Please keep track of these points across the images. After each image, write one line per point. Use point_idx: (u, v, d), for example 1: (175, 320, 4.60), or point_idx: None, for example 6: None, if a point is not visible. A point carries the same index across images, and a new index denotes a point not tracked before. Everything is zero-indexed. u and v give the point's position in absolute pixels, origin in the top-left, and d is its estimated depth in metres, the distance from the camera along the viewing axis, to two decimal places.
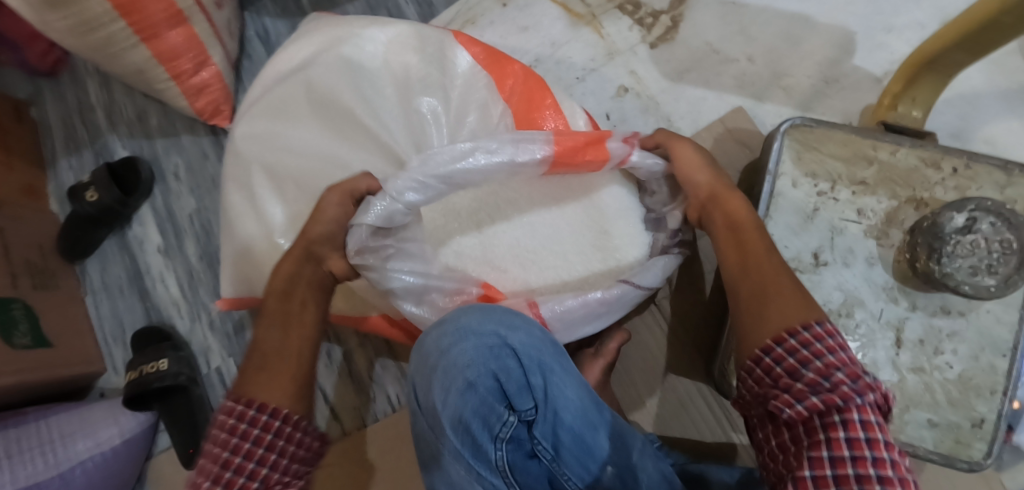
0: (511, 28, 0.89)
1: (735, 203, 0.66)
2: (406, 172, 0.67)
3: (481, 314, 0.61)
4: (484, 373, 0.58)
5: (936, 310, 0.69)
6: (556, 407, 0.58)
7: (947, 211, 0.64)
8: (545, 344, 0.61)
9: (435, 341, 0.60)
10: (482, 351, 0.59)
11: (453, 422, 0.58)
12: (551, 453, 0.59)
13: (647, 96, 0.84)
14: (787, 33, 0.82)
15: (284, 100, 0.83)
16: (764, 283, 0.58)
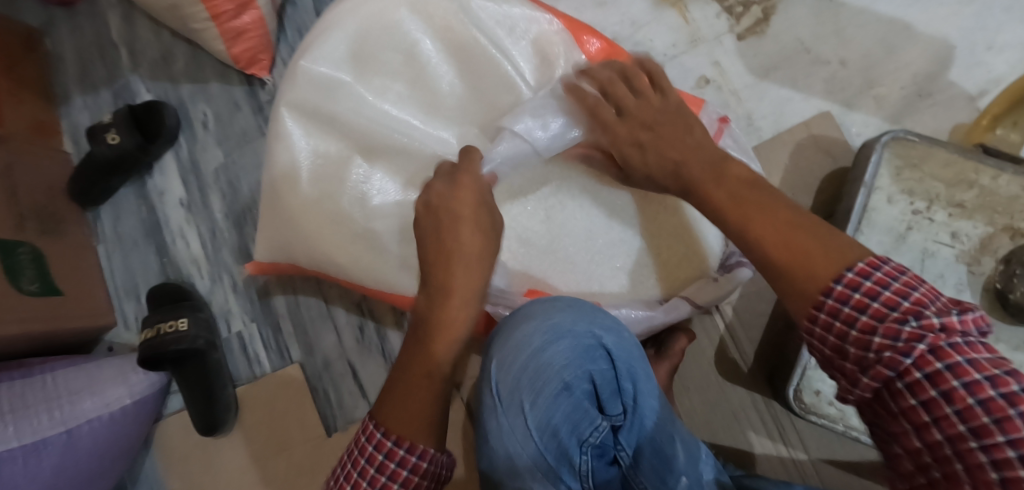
0: (588, 3, 0.84)
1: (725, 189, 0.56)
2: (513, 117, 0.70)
3: (574, 314, 0.61)
4: (581, 375, 0.57)
5: (1019, 344, 0.66)
6: (645, 415, 0.57)
7: None
8: (634, 351, 0.60)
9: (527, 337, 0.59)
10: (578, 352, 0.58)
11: (541, 424, 0.56)
12: (631, 460, 0.57)
13: (728, 91, 0.80)
14: (883, 40, 0.79)
15: (341, 63, 0.77)
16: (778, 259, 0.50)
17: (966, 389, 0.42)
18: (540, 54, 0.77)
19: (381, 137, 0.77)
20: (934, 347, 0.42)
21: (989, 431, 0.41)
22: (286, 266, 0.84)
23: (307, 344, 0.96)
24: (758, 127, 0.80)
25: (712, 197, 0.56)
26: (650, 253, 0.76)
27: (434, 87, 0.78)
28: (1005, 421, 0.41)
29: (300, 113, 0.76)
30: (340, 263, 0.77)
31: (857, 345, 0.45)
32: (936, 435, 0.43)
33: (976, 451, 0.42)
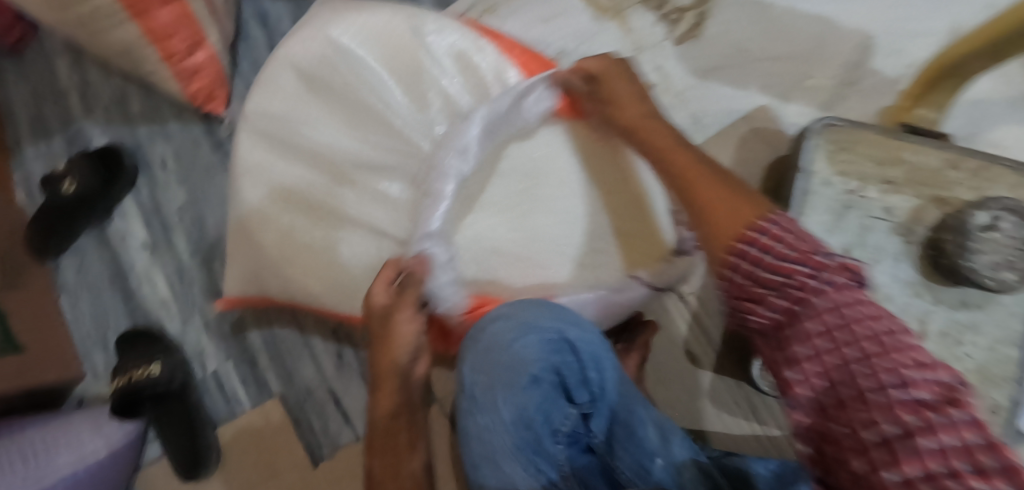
0: (534, 21, 0.92)
1: (685, 161, 0.63)
2: (472, 120, 0.71)
3: (540, 310, 0.62)
4: (547, 368, 0.59)
5: (957, 304, 0.71)
6: (611, 401, 0.60)
7: (970, 210, 0.65)
8: (600, 343, 0.61)
9: (496, 335, 0.61)
10: (544, 346, 0.59)
11: (515, 419, 0.58)
12: (605, 446, 0.60)
13: (673, 92, 0.87)
14: (810, 35, 0.85)
15: (286, 87, 0.77)
16: (711, 200, 0.58)
17: (856, 316, 0.45)
18: (466, 66, 0.78)
19: (330, 159, 0.77)
20: (832, 279, 0.47)
21: (876, 351, 0.44)
22: (259, 299, 0.85)
23: (287, 375, 0.96)
24: (704, 122, 0.86)
25: (681, 167, 0.62)
26: (612, 243, 0.79)
27: (382, 116, 0.77)
28: (885, 343, 0.44)
29: (261, 140, 0.77)
30: (315, 292, 0.78)
31: (777, 273, 0.48)
32: (830, 358, 0.45)
33: (863, 369, 0.44)
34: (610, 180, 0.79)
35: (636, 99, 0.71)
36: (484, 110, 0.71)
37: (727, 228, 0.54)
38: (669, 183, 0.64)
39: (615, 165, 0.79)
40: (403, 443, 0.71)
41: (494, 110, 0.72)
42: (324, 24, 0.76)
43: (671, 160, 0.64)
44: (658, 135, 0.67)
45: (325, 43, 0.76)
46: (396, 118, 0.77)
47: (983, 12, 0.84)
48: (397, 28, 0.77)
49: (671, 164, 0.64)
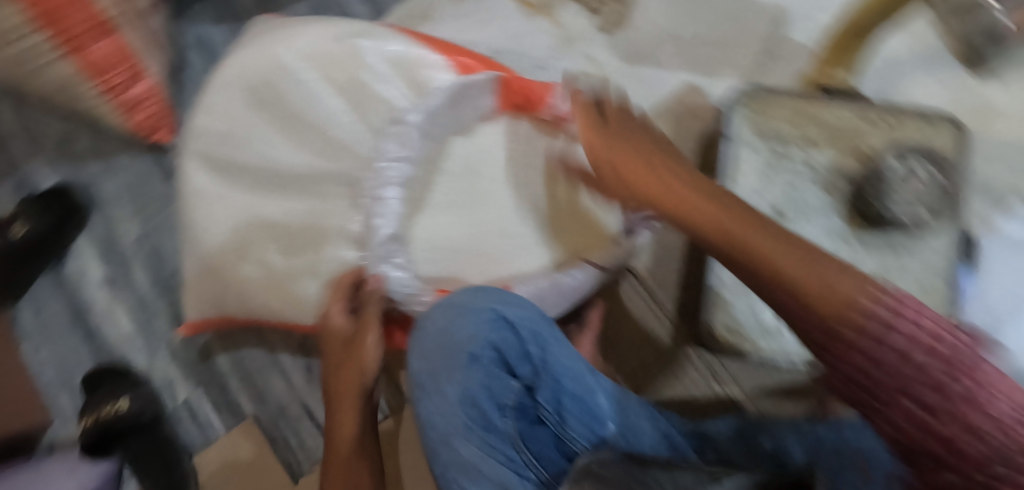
0: (469, 23, 0.95)
1: (690, 197, 0.56)
2: (405, 124, 0.74)
3: (476, 293, 0.63)
4: (485, 345, 0.60)
5: (883, 248, 0.75)
6: (556, 374, 0.60)
7: (884, 157, 0.71)
8: (539, 319, 0.62)
9: (436, 321, 0.63)
10: (481, 325, 0.60)
11: (461, 397, 0.59)
12: (555, 417, 0.60)
13: (605, 78, 0.91)
14: (727, 12, 0.90)
15: (227, 108, 0.78)
16: (765, 249, 0.51)
17: None
18: (405, 71, 0.80)
19: (277, 175, 0.78)
20: None
21: None
22: (219, 320, 0.85)
23: (259, 394, 0.96)
24: (636, 103, 0.89)
25: (698, 213, 0.55)
26: (558, 229, 0.82)
27: (325, 128, 0.79)
28: None
29: (207, 163, 0.78)
30: (275, 306, 0.80)
31: None
32: None
33: None
34: (552, 168, 0.83)
35: (669, 173, 0.59)
36: (423, 115, 0.74)
37: (822, 302, 0.47)
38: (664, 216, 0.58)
39: (553, 154, 0.82)
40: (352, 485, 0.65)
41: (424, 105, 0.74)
42: (269, 45, 0.78)
43: (696, 206, 0.55)
44: (723, 215, 0.54)
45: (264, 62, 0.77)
46: (336, 128, 0.79)
47: None
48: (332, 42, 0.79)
49: (688, 220, 0.55)
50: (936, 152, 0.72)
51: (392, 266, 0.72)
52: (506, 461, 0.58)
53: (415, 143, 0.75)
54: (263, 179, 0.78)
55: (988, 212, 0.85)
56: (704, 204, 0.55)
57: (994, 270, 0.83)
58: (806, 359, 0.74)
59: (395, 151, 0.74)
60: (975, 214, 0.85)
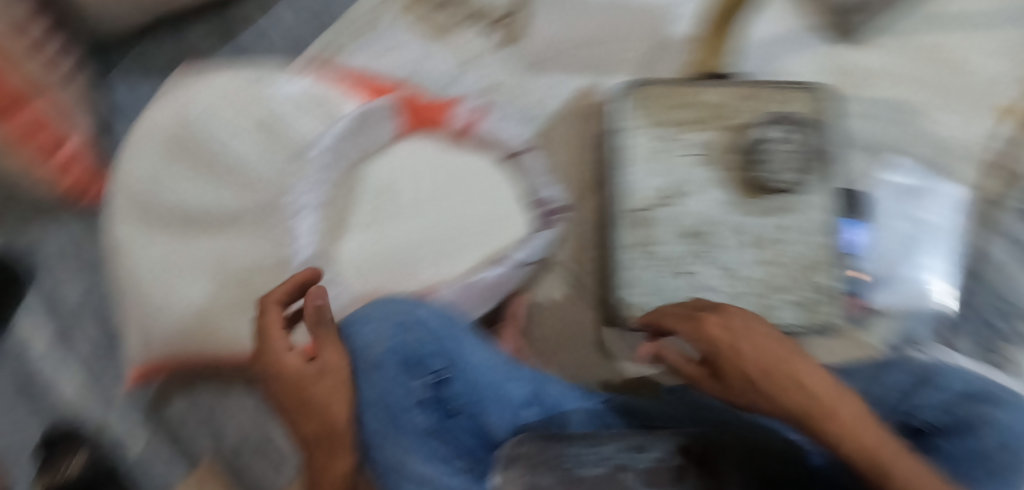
0: (376, 53, 1.00)
1: (824, 387, 0.54)
2: (314, 153, 0.83)
3: (386, 305, 0.74)
4: (395, 347, 0.69)
5: (772, 210, 0.81)
6: (466, 368, 0.69)
7: (753, 129, 0.80)
8: (446, 323, 0.74)
9: (353, 334, 0.72)
10: (390, 330, 0.70)
11: (379, 397, 0.68)
12: (469, 405, 0.68)
13: (510, 90, 0.97)
14: (610, 17, 0.99)
15: (153, 160, 0.83)
16: (881, 455, 0.50)
17: None
18: (315, 105, 0.87)
19: (204, 214, 0.83)
20: None
21: None
22: (163, 365, 0.86)
23: (215, 433, 0.96)
24: (540, 109, 0.97)
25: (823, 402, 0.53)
26: (476, 232, 0.86)
27: (241, 167, 0.83)
28: None
29: (142, 215, 0.83)
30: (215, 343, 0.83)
31: None
32: None
33: None
34: (464, 182, 0.88)
35: (771, 342, 0.58)
36: (331, 136, 0.83)
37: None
38: (784, 409, 0.54)
39: (460, 163, 0.88)
40: None
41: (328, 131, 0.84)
42: (186, 97, 0.85)
43: (828, 408, 0.52)
44: (835, 394, 0.53)
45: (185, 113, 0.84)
46: (251, 165, 0.83)
47: None
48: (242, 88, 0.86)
49: (811, 410, 0.53)
50: (797, 119, 0.81)
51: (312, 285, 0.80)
52: (421, 446, 0.65)
53: (323, 165, 0.83)
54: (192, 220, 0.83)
55: (867, 165, 0.94)
56: (805, 382, 0.55)
57: (885, 218, 0.90)
58: None
59: (308, 180, 0.83)
60: (857, 169, 0.94)
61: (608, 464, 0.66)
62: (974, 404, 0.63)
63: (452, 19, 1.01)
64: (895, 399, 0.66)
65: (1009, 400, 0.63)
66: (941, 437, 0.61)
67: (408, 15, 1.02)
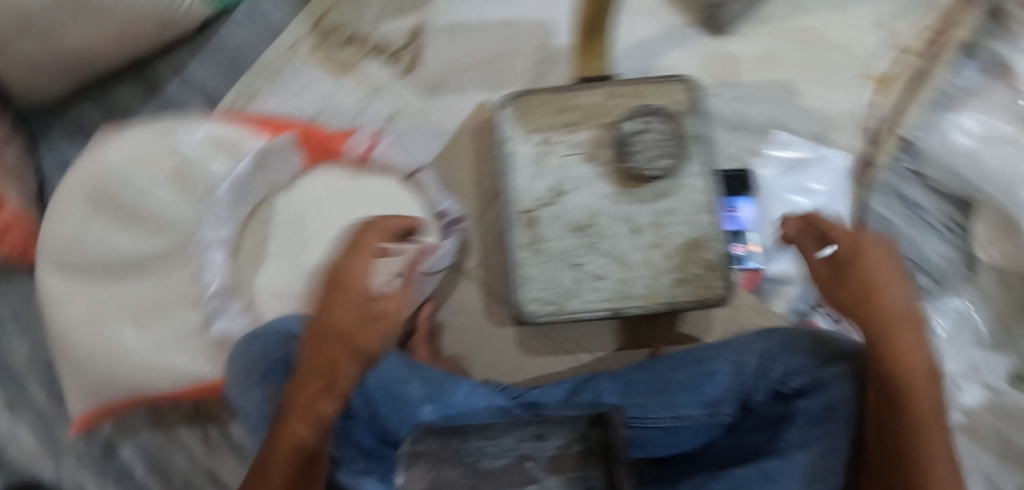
0: (288, 93, 1.07)
1: (900, 304, 0.62)
2: (217, 196, 0.86)
3: (280, 320, 0.75)
4: (279, 359, 0.71)
5: (654, 196, 0.86)
6: None
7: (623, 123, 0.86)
8: None
9: (241, 348, 0.74)
10: (275, 344, 0.72)
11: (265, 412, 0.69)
12: (364, 408, 0.75)
13: (412, 115, 1.03)
14: (500, 36, 1.05)
15: (71, 214, 0.88)
16: (899, 381, 0.58)
17: None
18: (222, 147, 0.92)
19: (127, 260, 0.88)
20: None
21: None
22: (103, 410, 0.89)
23: (162, 473, 0.99)
24: (442, 129, 1.02)
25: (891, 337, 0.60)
26: None
27: (160, 215, 0.90)
28: None
29: (69, 267, 0.87)
30: (141, 380, 0.85)
31: None
32: None
33: None
34: (370, 203, 0.93)
35: (888, 277, 0.64)
36: (229, 183, 0.86)
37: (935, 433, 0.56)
38: (865, 318, 0.62)
39: (366, 186, 0.94)
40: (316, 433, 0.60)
41: (234, 176, 0.87)
42: (96, 152, 0.90)
43: (896, 319, 0.61)
44: (900, 317, 0.61)
45: (99, 167, 0.89)
46: (164, 211, 0.90)
47: None
48: (150, 139, 0.91)
49: (897, 310, 0.61)
50: (665, 110, 0.87)
51: (223, 317, 0.84)
52: None
53: (226, 205, 0.87)
54: (114, 269, 0.88)
55: (756, 143, 1.00)
56: (885, 295, 0.62)
57: (771, 191, 0.98)
58: (607, 310, 0.85)
59: (214, 220, 0.86)
60: (743, 149, 1.00)
61: (513, 454, 0.72)
62: (831, 365, 0.67)
63: (356, 53, 1.07)
64: (763, 368, 0.71)
65: (866, 355, 0.67)
66: (800, 398, 0.67)
67: (316, 54, 1.08)
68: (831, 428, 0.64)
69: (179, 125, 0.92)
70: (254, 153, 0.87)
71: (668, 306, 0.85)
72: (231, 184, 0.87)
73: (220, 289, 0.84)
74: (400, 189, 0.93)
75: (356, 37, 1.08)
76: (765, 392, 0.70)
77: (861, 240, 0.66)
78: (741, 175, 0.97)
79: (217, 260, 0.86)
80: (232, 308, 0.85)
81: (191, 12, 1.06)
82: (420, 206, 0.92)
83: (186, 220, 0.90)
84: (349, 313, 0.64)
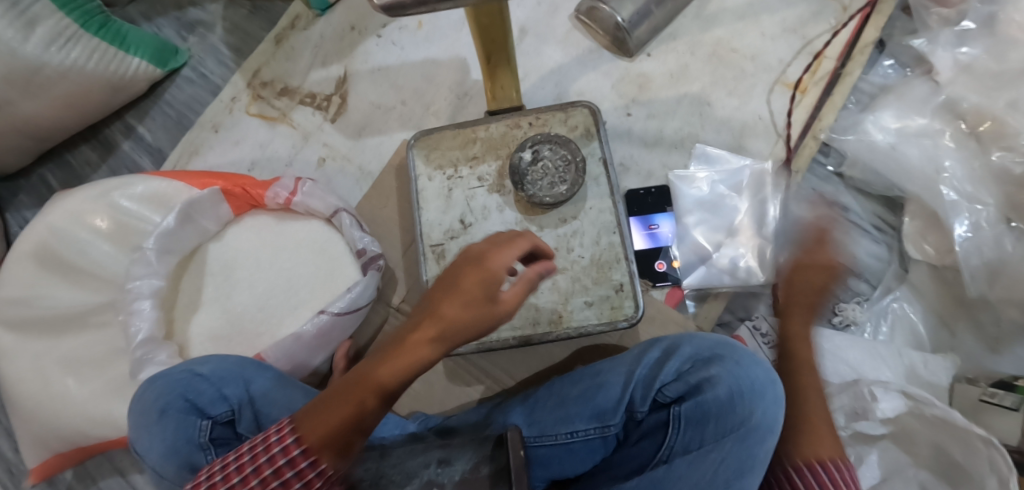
0: (227, 146, 1.12)
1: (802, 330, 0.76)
2: (144, 249, 0.90)
3: (182, 363, 0.81)
4: (177, 398, 0.76)
5: (558, 221, 0.89)
6: (255, 407, 0.78)
7: (522, 152, 0.89)
8: (231, 364, 0.79)
9: (139, 392, 0.78)
10: (173, 384, 0.77)
11: (166, 450, 0.73)
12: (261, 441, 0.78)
13: (341, 157, 1.08)
14: (421, 75, 1.10)
15: (18, 275, 0.95)
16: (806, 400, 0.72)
17: None
18: (154, 201, 0.97)
19: (71, 316, 0.94)
20: None
21: None
22: (56, 460, 0.95)
23: None
24: (370, 170, 1.07)
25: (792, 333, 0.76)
26: (311, 289, 0.96)
27: (102, 268, 0.96)
28: None
29: (18, 324, 0.93)
30: (85, 428, 0.91)
31: None
32: None
33: None
34: (298, 245, 0.98)
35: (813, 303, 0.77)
36: (155, 237, 0.90)
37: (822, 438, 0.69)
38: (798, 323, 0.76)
39: (297, 228, 0.99)
40: (395, 372, 0.58)
41: (161, 229, 0.91)
42: (38, 218, 0.96)
43: (802, 338, 0.76)
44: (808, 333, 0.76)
45: (42, 229, 0.95)
46: (100, 269, 0.96)
47: (532, 12, 1.10)
48: (83, 199, 0.96)
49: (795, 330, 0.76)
50: (564, 136, 0.90)
51: (153, 364, 0.87)
52: None
53: (153, 256, 0.91)
54: (58, 324, 0.94)
55: (674, 159, 1.00)
56: (805, 312, 0.77)
57: (696, 205, 0.96)
58: (518, 338, 0.85)
59: (142, 272, 0.90)
60: (661, 165, 1.00)
61: (421, 481, 0.73)
62: (704, 368, 0.71)
63: (289, 103, 1.12)
64: (648, 379, 0.73)
65: (737, 356, 0.71)
66: (677, 405, 0.70)
67: (253, 107, 1.13)
68: (708, 427, 0.68)
69: (111, 183, 0.97)
70: (179, 205, 0.91)
71: (578, 330, 0.85)
72: (159, 235, 0.90)
73: (148, 338, 0.88)
74: (325, 228, 0.98)
75: (288, 88, 1.13)
76: (650, 402, 0.72)
77: (805, 276, 0.78)
78: (661, 190, 0.98)
79: (149, 310, 0.89)
80: (161, 356, 0.87)
81: (138, 75, 1.13)
82: (346, 246, 0.97)
83: (117, 275, 0.96)
84: (474, 285, 0.57)
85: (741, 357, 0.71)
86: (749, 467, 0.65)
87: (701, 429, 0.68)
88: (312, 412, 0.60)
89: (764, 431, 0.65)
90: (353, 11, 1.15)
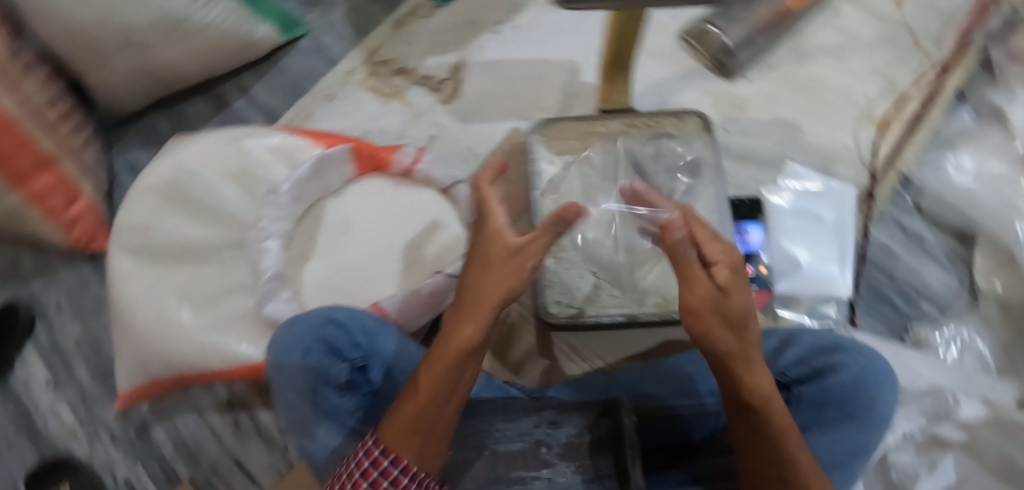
0: (340, 114, 1.18)
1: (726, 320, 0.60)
2: (279, 192, 0.97)
3: (314, 310, 0.84)
4: (318, 341, 0.79)
5: None
6: (386, 355, 0.83)
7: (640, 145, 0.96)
8: (363, 317, 0.84)
9: (279, 332, 0.81)
10: (313, 328, 0.80)
11: (305, 388, 0.77)
12: (389, 387, 0.82)
13: (450, 136, 1.14)
14: (533, 72, 1.18)
15: (141, 203, 0.98)
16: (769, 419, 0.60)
17: None
18: (281, 153, 1.02)
19: (189, 249, 0.97)
20: None
21: None
22: (150, 387, 0.98)
23: (190, 456, 1.06)
24: (476, 152, 1.13)
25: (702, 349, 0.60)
26: (420, 252, 1.01)
27: (222, 210, 1.00)
28: None
29: (135, 250, 0.96)
30: (191, 357, 0.94)
31: None
32: None
33: None
34: (411, 210, 1.03)
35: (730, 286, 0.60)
36: (291, 183, 0.97)
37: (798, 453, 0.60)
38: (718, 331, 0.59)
39: (411, 194, 1.04)
40: (451, 369, 0.60)
41: (296, 175, 0.98)
42: (167, 155, 1.00)
43: (732, 340, 0.59)
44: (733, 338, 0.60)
45: (173, 165, 0.99)
46: (221, 209, 0.99)
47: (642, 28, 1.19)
48: (215, 143, 1.02)
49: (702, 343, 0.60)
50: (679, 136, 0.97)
51: (276, 300, 0.94)
52: (348, 429, 0.78)
53: (285, 200, 0.98)
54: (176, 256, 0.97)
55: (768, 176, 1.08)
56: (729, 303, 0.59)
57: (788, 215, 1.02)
58: (623, 316, 0.92)
59: (275, 213, 0.98)
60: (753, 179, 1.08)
61: (530, 440, 0.78)
62: (827, 355, 0.76)
63: (404, 81, 1.19)
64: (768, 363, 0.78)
65: (858, 349, 0.76)
66: (799, 386, 0.76)
67: (368, 81, 1.20)
68: (827, 411, 0.72)
69: (242, 133, 1.02)
70: (314, 155, 0.98)
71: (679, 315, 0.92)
72: (292, 182, 0.98)
73: (275, 276, 0.95)
74: (438, 198, 1.04)
75: (404, 68, 1.20)
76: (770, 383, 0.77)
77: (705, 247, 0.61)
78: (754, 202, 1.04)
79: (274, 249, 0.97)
80: (283, 294, 0.95)
81: (261, 40, 1.19)
82: (457, 215, 1.03)
83: (241, 214, 1.00)
84: (502, 256, 0.62)
85: (862, 350, 0.76)
86: (860, 451, 0.68)
87: (820, 412, 0.73)
88: (388, 422, 0.61)
89: (884, 420, 0.70)
90: (472, 7, 1.24)
